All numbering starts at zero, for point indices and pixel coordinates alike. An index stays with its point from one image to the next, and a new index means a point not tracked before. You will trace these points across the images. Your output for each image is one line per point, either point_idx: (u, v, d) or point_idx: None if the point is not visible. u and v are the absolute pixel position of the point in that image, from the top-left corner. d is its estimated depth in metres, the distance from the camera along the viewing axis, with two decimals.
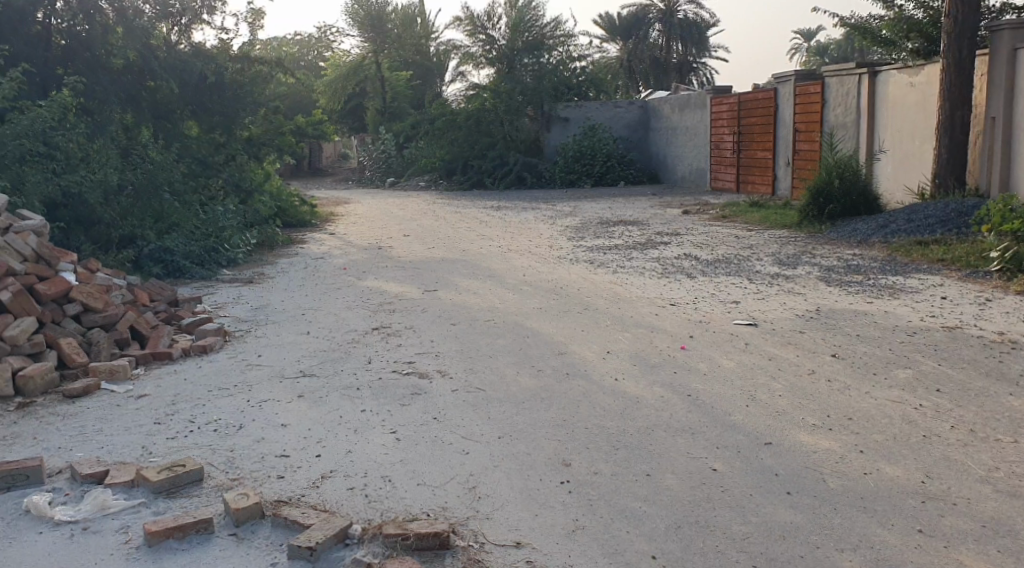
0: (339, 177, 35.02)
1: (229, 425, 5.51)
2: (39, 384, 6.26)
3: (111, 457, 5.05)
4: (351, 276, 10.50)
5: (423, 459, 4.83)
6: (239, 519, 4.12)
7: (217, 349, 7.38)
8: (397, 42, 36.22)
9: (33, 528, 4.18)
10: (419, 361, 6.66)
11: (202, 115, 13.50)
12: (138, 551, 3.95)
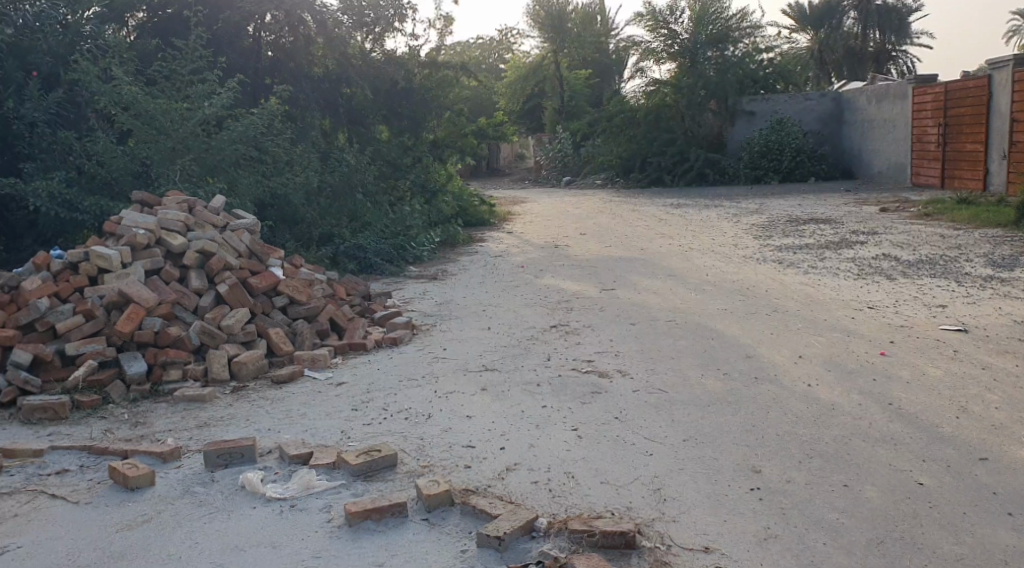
0: (516, 176, 35.68)
1: (418, 414, 5.73)
2: (251, 369, 6.77)
3: (313, 439, 5.37)
4: (532, 273, 10.65)
5: (606, 457, 4.83)
6: (431, 506, 4.28)
7: (407, 342, 7.71)
8: (576, 41, 36.41)
9: (247, 503, 4.51)
10: (599, 359, 6.66)
11: (393, 118, 14.05)
12: (340, 530, 4.17)
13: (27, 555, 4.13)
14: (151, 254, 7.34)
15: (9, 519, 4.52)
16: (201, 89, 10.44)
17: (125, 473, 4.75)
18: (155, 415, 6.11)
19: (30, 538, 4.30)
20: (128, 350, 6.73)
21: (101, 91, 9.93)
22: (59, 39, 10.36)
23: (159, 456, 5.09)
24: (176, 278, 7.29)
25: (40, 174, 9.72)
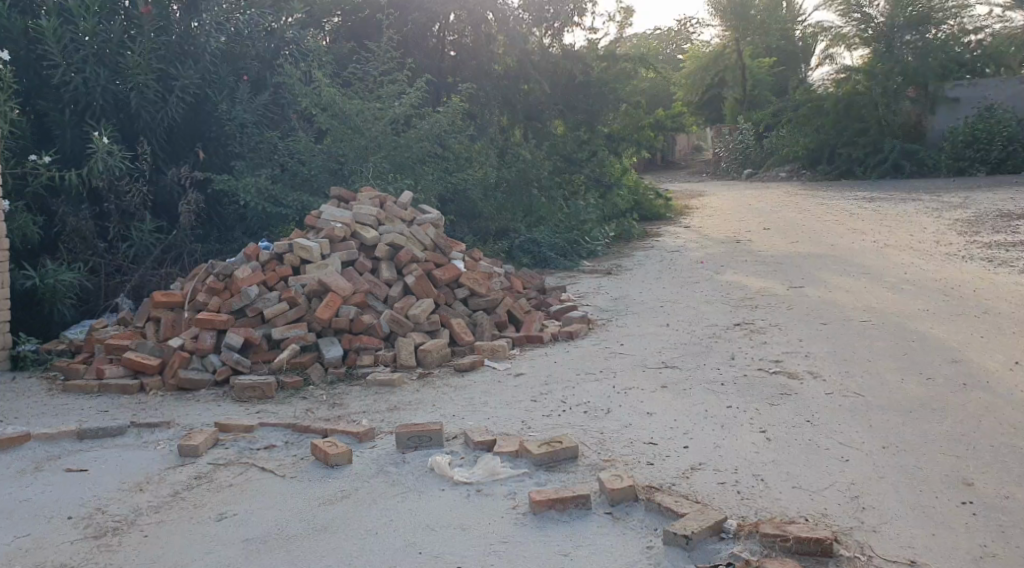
0: (694, 169, 35.02)
1: (598, 408, 5.74)
2: (436, 357, 7.01)
3: (495, 427, 5.49)
4: (712, 269, 10.41)
5: (797, 461, 4.66)
6: (614, 499, 4.27)
7: (584, 336, 7.74)
8: (761, 28, 35.23)
9: (437, 485, 4.68)
10: (788, 360, 6.42)
11: (569, 113, 14.07)
12: (525, 517, 4.24)
13: (241, 522, 4.45)
14: (346, 246, 7.73)
15: (224, 487, 4.89)
16: (392, 89, 10.87)
17: (326, 451, 5.04)
18: (349, 397, 6.44)
19: (242, 507, 4.63)
20: (326, 336, 7.14)
21: (304, 94, 10.61)
22: (266, 46, 11.14)
23: (354, 436, 5.36)
24: (368, 269, 7.65)
25: (248, 171, 10.44)
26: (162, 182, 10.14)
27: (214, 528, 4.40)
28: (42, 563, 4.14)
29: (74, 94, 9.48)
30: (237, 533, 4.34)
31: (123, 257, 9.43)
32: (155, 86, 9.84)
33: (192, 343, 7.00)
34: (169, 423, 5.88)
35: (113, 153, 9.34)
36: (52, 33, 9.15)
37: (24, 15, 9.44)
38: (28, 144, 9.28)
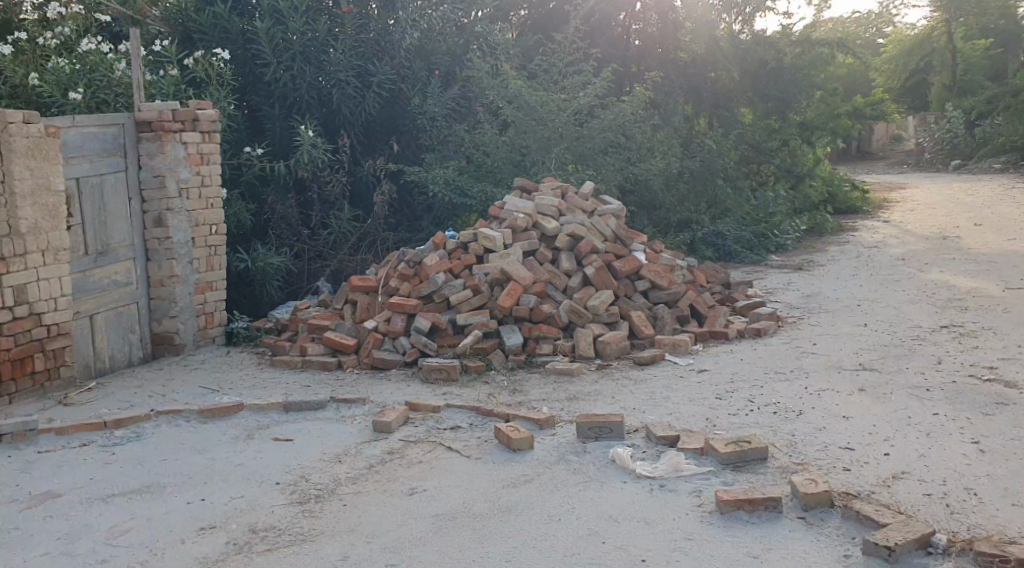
0: (892, 160, 32.92)
1: (789, 409, 5.52)
2: (616, 349, 7.01)
3: (679, 422, 5.40)
4: (914, 267, 9.78)
5: (1016, 477, 4.30)
6: (808, 504, 4.11)
7: (771, 333, 7.47)
8: (976, 6, 32.57)
9: (619, 477, 4.66)
10: (1003, 367, 5.94)
11: (758, 101, 13.57)
12: (711, 516, 4.15)
13: (430, 498, 4.61)
14: (529, 236, 7.81)
15: (415, 463, 5.09)
16: (577, 80, 10.88)
17: (509, 435, 5.13)
18: (531, 385, 6.54)
19: (432, 483, 4.80)
20: (507, 324, 7.27)
21: (491, 86, 10.80)
22: (456, 40, 11.41)
23: (536, 423, 5.43)
24: (549, 259, 7.71)
25: (437, 163, 10.77)
26: (359, 173, 10.65)
27: (406, 502, 4.58)
28: (255, 523, 4.46)
29: (283, 91, 10.11)
30: (428, 508, 4.50)
31: (324, 243, 10.00)
32: (354, 82, 10.34)
33: (384, 326, 7.32)
34: (364, 400, 6.19)
35: (316, 145, 9.89)
36: (265, 33, 9.83)
37: (243, 17, 10.20)
38: (243, 137, 9.98)
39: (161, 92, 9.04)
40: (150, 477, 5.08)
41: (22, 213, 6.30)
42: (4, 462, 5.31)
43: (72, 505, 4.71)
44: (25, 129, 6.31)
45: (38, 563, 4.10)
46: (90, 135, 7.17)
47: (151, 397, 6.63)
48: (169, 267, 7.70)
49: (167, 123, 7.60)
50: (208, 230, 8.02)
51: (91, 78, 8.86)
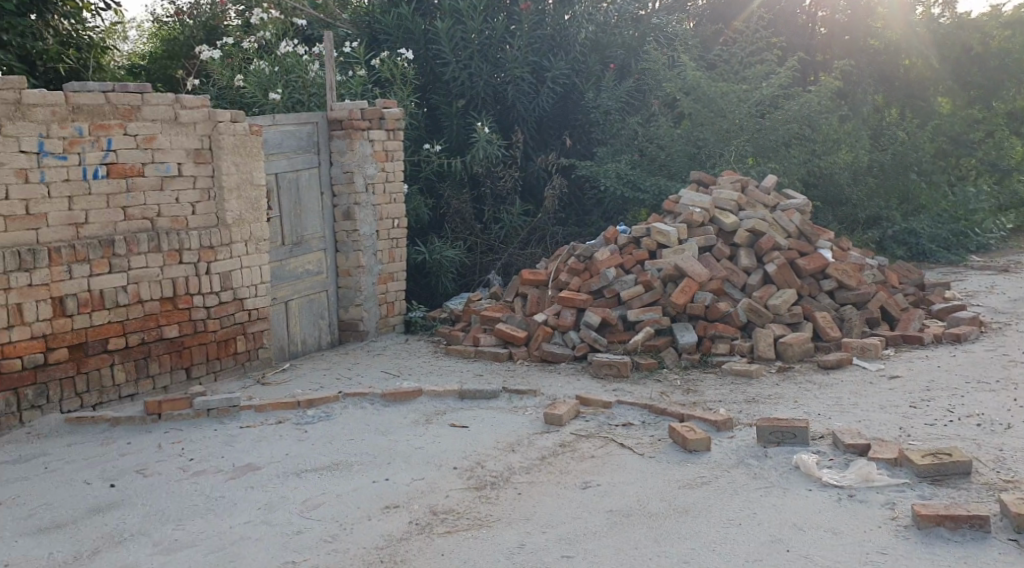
0: None
1: (995, 422, 5.13)
2: (798, 351, 6.76)
3: (869, 430, 5.14)
4: None
5: None
6: (1020, 526, 3.80)
7: (972, 340, 6.98)
8: None
9: (803, 484, 4.48)
10: None
11: (959, 90, 12.69)
12: (907, 531, 3.92)
13: (604, 493, 4.60)
14: (705, 231, 7.60)
15: (587, 458, 5.10)
16: (760, 70, 10.52)
17: (685, 435, 5.04)
18: (705, 385, 6.41)
19: (606, 478, 4.79)
20: (681, 321, 7.14)
21: (668, 78, 10.61)
22: (633, 33, 11.30)
23: (713, 424, 5.31)
24: (726, 256, 7.48)
25: (610, 157, 10.72)
26: (531, 168, 10.75)
27: (581, 495, 4.59)
28: (435, 505, 4.60)
29: (461, 89, 10.36)
30: (603, 503, 4.49)
31: (496, 237, 10.20)
32: (529, 78, 10.46)
33: (554, 320, 7.37)
34: (536, 392, 6.27)
35: (492, 141, 10.06)
36: (446, 33, 10.13)
37: (425, 17, 10.53)
38: (423, 134, 10.29)
39: (351, 92, 9.51)
40: (338, 455, 5.35)
41: (228, 205, 6.78)
42: (209, 434, 5.74)
43: (270, 478, 5.03)
44: (232, 127, 6.77)
45: (240, 530, 4.41)
46: (287, 133, 7.61)
47: (337, 380, 6.99)
48: (355, 258, 8.08)
49: (356, 121, 7.95)
50: (391, 223, 8.35)
51: (288, 80, 9.45)
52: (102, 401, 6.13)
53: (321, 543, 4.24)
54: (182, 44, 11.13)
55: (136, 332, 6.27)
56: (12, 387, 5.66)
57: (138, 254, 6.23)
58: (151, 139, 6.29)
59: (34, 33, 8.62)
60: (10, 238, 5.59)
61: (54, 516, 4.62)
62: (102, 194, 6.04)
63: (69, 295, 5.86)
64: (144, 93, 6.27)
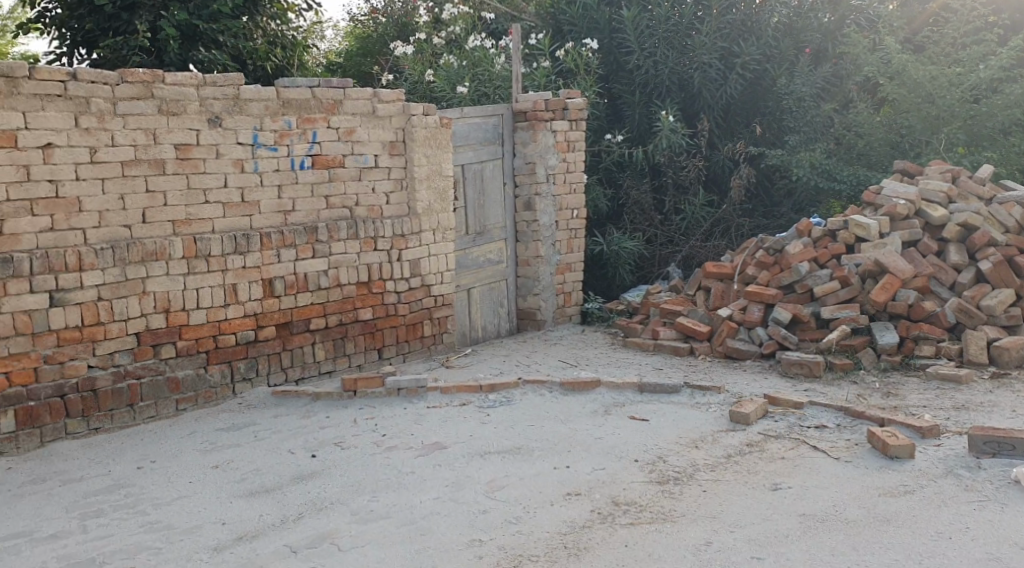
0: None
1: None
2: (1015, 357, 6.32)
3: None
4: None
5: None
6: None
7: None
8: None
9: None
10: None
11: None
12: None
13: (796, 496, 4.42)
14: (910, 225, 7.14)
15: (777, 459, 4.92)
16: (977, 50, 9.63)
17: (886, 440, 4.77)
18: (907, 389, 6.06)
19: (797, 481, 4.60)
20: (880, 321, 6.75)
21: (869, 62, 9.99)
22: (831, 14, 10.69)
23: (917, 430, 4.99)
24: (934, 251, 6.99)
25: (802, 145, 10.26)
26: (716, 157, 10.45)
27: (771, 496, 4.44)
28: (617, 496, 4.59)
29: (645, 77, 10.25)
30: (796, 506, 4.32)
31: (677, 228, 10.03)
32: (717, 65, 10.15)
33: (740, 315, 7.14)
34: (720, 389, 6.12)
35: (676, 130, 9.87)
36: (631, 23, 10.08)
37: (611, 6, 10.46)
38: (604, 124, 10.29)
39: (535, 84, 9.62)
40: (520, 440, 5.44)
41: (418, 196, 7.02)
42: (400, 412, 5.99)
43: (456, 458, 5.18)
44: (424, 120, 7.01)
45: (430, 505, 4.56)
46: (475, 125, 7.78)
47: (516, 367, 7.10)
48: (534, 248, 8.17)
49: (540, 112, 8.02)
50: (571, 214, 8.38)
51: (475, 73, 9.65)
52: (303, 376, 6.52)
53: (506, 524, 4.32)
54: (376, 40, 11.59)
55: (335, 313, 6.63)
56: (227, 360, 6.11)
57: (338, 241, 6.57)
58: (351, 132, 6.60)
59: (245, 34, 9.23)
60: (228, 224, 6.02)
61: (262, 482, 4.96)
62: (307, 183, 6.41)
63: (278, 277, 6.26)
64: (346, 88, 6.58)
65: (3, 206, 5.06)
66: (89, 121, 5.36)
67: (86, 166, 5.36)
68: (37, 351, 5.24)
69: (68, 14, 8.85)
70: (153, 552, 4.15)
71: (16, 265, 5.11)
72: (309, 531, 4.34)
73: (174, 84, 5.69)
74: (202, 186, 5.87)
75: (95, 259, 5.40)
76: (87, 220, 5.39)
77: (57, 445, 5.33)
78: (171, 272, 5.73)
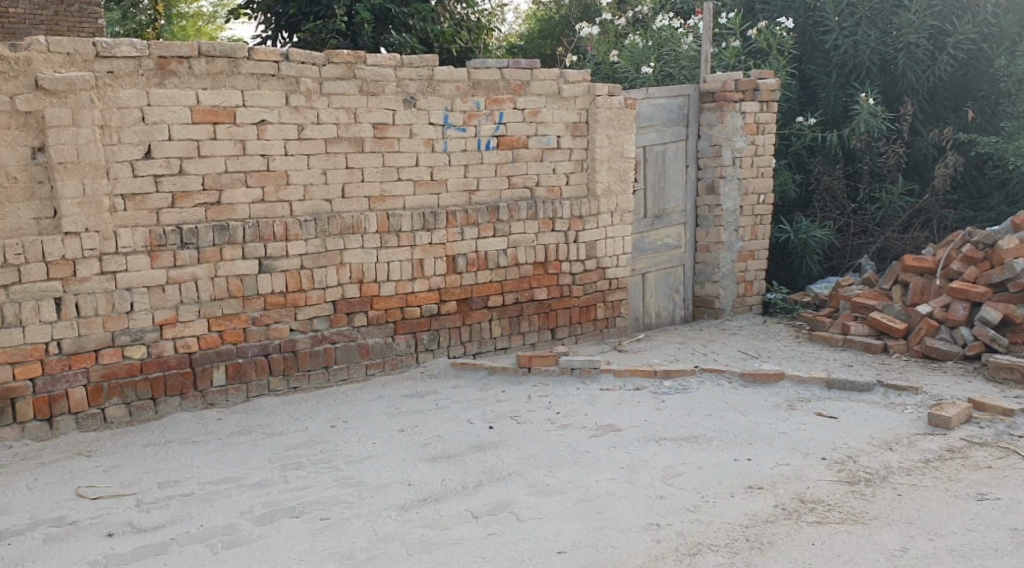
0: None
1: None
2: None
3: None
4: None
5: None
6: None
7: None
8: None
9: None
10: None
11: None
12: None
13: (1006, 509, 4.15)
14: None
15: (982, 468, 4.61)
16: None
17: None
18: None
19: (1006, 493, 4.32)
20: None
21: None
22: None
23: None
24: None
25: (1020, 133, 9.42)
26: (918, 144, 9.79)
27: (976, 506, 4.19)
28: (803, 493, 4.43)
29: (843, 57, 9.74)
30: (1005, 519, 4.07)
31: (871, 218, 9.50)
32: (925, 45, 9.49)
33: (942, 312, 6.71)
34: (918, 389, 5.79)
35: (876, 114, 9.31)
36: None
37: None
38: (795, 106, 9.90)
39: (723, 64, 9.39)
40: (698, 428, 5.34)
41: (599, 176, 7.00)
42: (574, 392, 6.02)
43: (631, 442, 5.15)
44: (610, 101, 6.96)
45: (607, 485, 4.57)
46: (660, 105, 7.66)
47: (693, 354, 6.98)
48: (716, 234, 7.98)
49: (729, 93, 7.80)
50: (756, 199, 8.12)
51: (660, 53, 9.50)
52: (480, 351, 6.68)
53: (685, 511, 4.27)
54: (559, 22, 11.63)
55: (512, 291, 6.74)
56: (412, 331, 6.34)
57: (518, 220, 6.66)
58: (536, 113, 6.67)
59: (433, 17, 9.52)
60: (418, 201, 6.24)
61: (443, 448, 5.14)
62: (492, 163, 6.53)
63: (461, 254, 6.44)
64: (533, 69, 6.62)
65: (221, 177, 5.46)
66: (298, 100, 5.67)
67: (294, 142, 5.69)
68: (246, 312, 5.64)
69: (274, 0, 9.43)
70: (347, 505, 4.40)
71: (231, 233, 5.50)
72: (489, 498, 4.45)
73: (374, 65, 5.93)
74: (396, 164, 6.10)
75: (299, 230, 5.73)
76: (294, 193, 5.73)
77: (261, 400, 5.72)
78: (365, 245, 6.01)
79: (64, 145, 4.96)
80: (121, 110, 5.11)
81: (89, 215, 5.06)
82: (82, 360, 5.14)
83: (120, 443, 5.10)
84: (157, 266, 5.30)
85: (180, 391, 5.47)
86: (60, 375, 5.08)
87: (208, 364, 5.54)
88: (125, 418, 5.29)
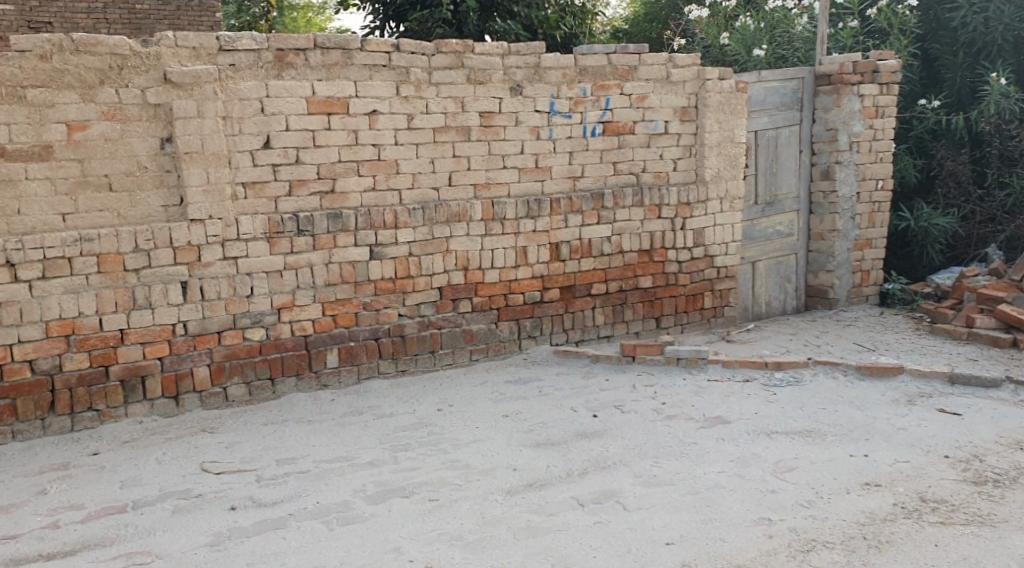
0: None
1: None
2: None
3: None
4: None
5: None
6: None
7: None
8: None
9: None
10: None
11: None
12: None
13: None
14: None
15: None
16: None
17: None
18: None
19: None
20: None
21: None
22: None
23: None
24: None
25: None
26: None
27: None
28: (924, 492, 4.25)
29: (970, 35, 9.25)
30: None
31: (999, 205, 9.00)
32: None
33: None
34: None
35: (1007, 95, 8.81)
36: None
37: None
38: (917, 88, 9.47)
39: (840, 45, 9.10)
40: (811, 422, 5.20)
41: (708, 162, 6.86)
42: (680, 382, 5.95)
43: (740, 434, 5.06)
44: (720, 85, 6.81)
45: (715, 478, 4.51)
46: (772, 89, 7.45)
47: (806, 346, 6.79)
48: (831, 221, 7.73)
49: (847, 75, 7.51)
50: (874, 185, 7.81)
51: (773, 35, 9.25)
52: (584, 338, 6.68)
53: (797, 507, 4.17)
54: (666, 5, 11.45)
55: (616, 279, 6.71)
56: (516, 317, 6.39)
57: (623, 207, 6.61)
58: (644, 99, 6.58)
59: (538, 3, 9.53)
60: (523, 188, 6.26)
61: (548, 434, 5.16)
62: (599, 150, 6.49)
63: (565, 241, 6.44)
64: (642, 53, 6.53)
65: (335, 166, 5.61)
66: (409, 89, 5.76)
67: (405, 131, 5.79)
68: (358, 298, 5.79)
69: None
70: (454, 488, 4.47)
71: (344, 220, 5.65)
72: (595, 486, 4.45)
73: (482, 53, 5.96)
74: (502, 152, 6.13)
75: (408, 218, 5.84)
76: (404, 181, 5.84)
77: (371, 382, 5.87)
78: (471, 233, 6.08)
79: (190, 135, 5.19)
80: (242, 102, 5.30)
81: (213, 203, 5.29)
82: (206, 340, 5.38)
83: (241, 420, 5.32)
84: (275, 252, 5.50)
85: (296, 372, 5.67)
86: (186, 355, 5.34)
87: (323, 346, 5.72)
88: (246, 397, 5.52)
